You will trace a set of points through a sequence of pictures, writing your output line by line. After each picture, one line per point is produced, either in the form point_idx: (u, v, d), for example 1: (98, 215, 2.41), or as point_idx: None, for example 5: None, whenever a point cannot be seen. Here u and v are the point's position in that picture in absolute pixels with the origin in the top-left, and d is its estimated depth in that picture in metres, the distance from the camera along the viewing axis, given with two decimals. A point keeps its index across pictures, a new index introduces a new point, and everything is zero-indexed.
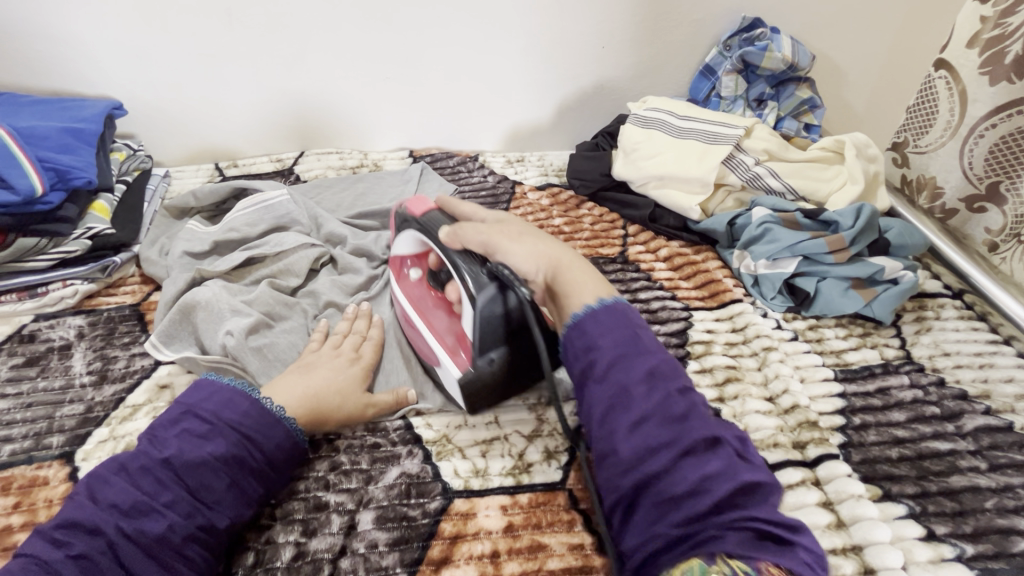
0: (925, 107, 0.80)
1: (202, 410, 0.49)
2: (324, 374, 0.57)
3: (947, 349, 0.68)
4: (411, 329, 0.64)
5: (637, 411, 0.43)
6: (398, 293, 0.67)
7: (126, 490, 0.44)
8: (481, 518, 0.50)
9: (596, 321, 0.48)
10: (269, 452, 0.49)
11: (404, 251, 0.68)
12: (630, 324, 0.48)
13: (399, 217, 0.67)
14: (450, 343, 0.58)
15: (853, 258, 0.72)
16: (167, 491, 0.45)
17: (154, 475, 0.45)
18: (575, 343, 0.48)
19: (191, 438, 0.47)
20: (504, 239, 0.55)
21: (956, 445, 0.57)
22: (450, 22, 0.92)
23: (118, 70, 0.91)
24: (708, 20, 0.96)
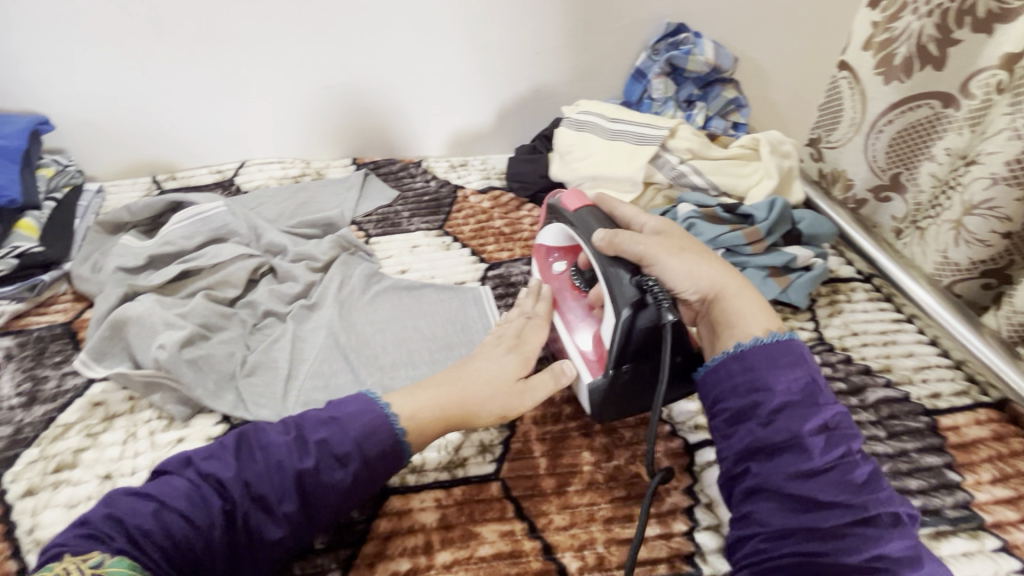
0: (833, 105, 0.85)
1: (308, 431, 0.47)
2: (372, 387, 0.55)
3: (856, 329, 0.73)
4: (551, 325, 0.65)
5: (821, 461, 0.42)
6: (536, 281, 0.69)
7: (260, 477, 0.45)
8: (416, 512, 0.52)
9: (771, 353, 0.47)
10: (376, 471, 0.48)
11: (551, 242, 0.69)
12: (789, 359, 0.47)
13: (549, 208, 0.66)
14: (591, 351, 0.58)
15: (769, 248, 0.77)
16: (283, 498, 0.44)
17: (285, 478, 0.45)
18: (734, 373, 0.48)
19: (330, 456, 0.46)
20: (667, 251, 0.53)
21: (859, 417, 0.62)
22: (386, 31, 0.94)
23: (45, 85, 0.89)
24: (636, 25, 1.01)
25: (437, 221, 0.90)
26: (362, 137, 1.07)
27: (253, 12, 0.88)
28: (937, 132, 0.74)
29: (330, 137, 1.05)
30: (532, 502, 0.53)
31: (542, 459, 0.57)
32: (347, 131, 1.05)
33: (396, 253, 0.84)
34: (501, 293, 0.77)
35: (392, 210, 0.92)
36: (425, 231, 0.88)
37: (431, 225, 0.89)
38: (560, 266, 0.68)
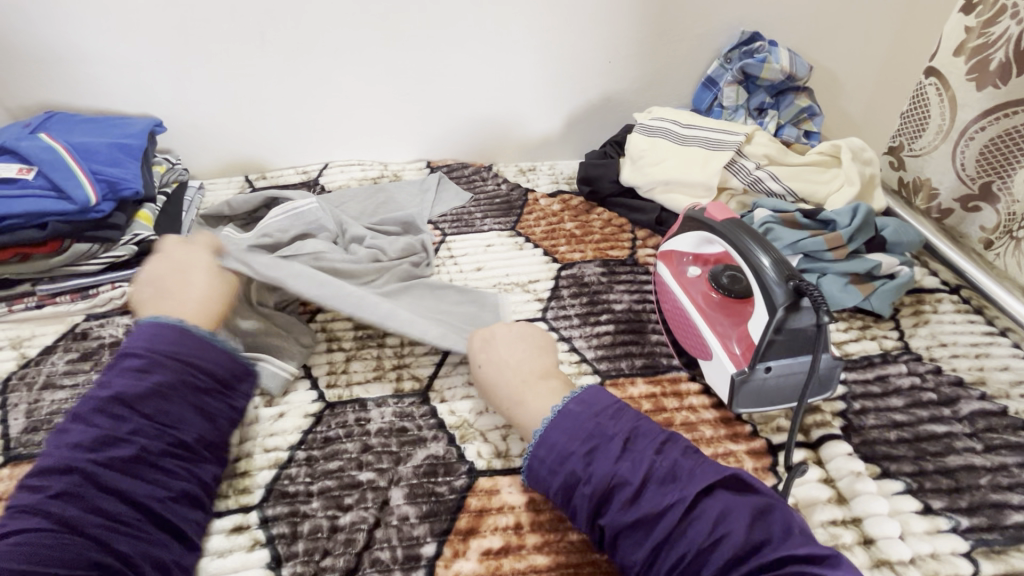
0: (918, 112, 0.84)
1: (151, 349, 0.52)
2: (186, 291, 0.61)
3: (945, 340, 0.71)
4: (683, 324, 0.67)
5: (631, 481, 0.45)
6: (666, 280, 0.71)
7: (87, 433, 0.47)
8: (505, 494, 0.54)
9: (560, 421, 0.50)
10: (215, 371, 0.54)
11: (683, 247, 0.72)
12: (594, 403, 0.51)
13: (687, 216, 0.70)
14: (735, 348, 0.60)
15: (851, 255, 0.75)
16: (125, 422, 0.48)
17: (108, 412, 0.48)
18: (545, 457, 0.49)
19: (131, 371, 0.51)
20: (522, 376, 0.58)
21: (952, 428, 0.60)
22: (465, 41, 0.99)
23: (159, 91, 0.98)
24: (710, 34, 1.02)
25: (509, 222, 0.94)
26: (462, 142, 1.12)
27: (346, 25, 0.95)
28: None
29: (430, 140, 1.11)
30: None
31: None
32: (442, 137, 1.11)
33: (471, 251, 0.87)
34: (576, 292, 0.79)
35: (466, 210, 0.96)
36: (498, 231, 0.91)
37: (504, 226, 0.93)
38: (693, 270, 0.70)
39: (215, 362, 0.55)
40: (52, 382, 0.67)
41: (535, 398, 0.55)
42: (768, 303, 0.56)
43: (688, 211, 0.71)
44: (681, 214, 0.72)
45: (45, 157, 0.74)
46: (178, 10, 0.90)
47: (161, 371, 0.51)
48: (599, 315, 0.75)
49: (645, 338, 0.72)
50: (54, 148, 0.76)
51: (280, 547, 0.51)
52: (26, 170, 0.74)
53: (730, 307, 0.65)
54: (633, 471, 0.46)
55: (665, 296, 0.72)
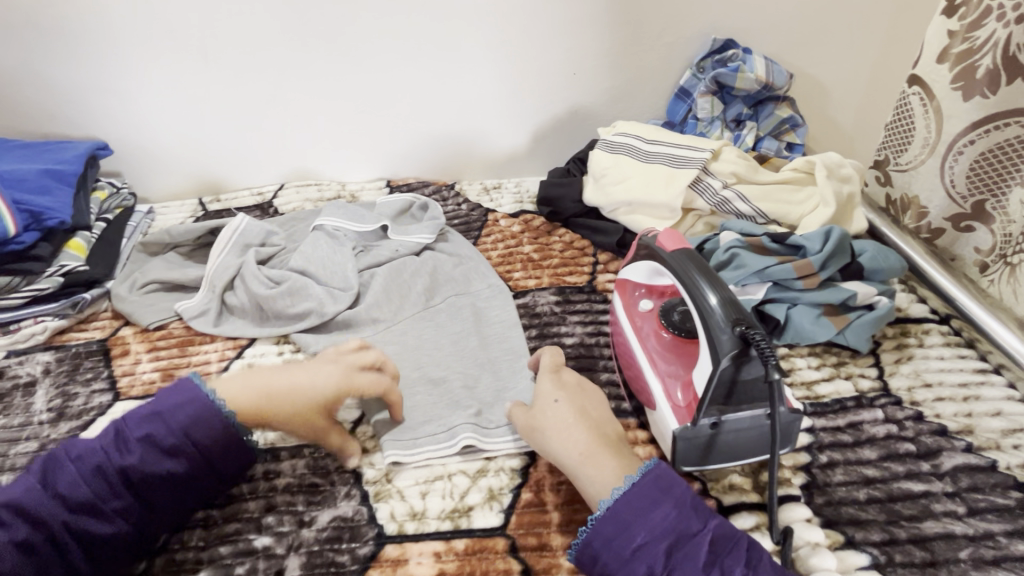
0: (902, 124, 0.77)
1: (172, 419, 0.49)
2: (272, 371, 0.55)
3: (929, 380, 0.63)
4: (631, 365, 0.61)
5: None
6: (619, 314, 0.65)
7: (75, 484, 0.46)
8: (412, 565, 0.48)
9: (632, 498, 0.46)
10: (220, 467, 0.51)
11: (637, 278, 0.66)
12: (670, 487, 0.47)
13: (640, 245, 0.64)
14: (680, 397, 0.54)
15: (824, 283, 0.69)
16: (114, 497, 0.47)
17: (107, 478, 0.47)
18: (610, 538, 0.45)
19: (156, 450, 0.48)
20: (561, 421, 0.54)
21: (931, 487, 0.53)
22: (420, 56, 0.94)
23: (106, 113, 0.95)
24: (681, 42, 0.96)
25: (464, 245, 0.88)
26: (423, 159, 1.07)
27: (295, 41, 0.91)
28: None
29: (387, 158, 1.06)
30: (542, 563, 0.49)
31: (555, 513, 0.52)
32: (401, 156, 1.06)
33: None
34: (525, 324, 0.73)
35: None
36: None
37: None
38: (646, 304, 0.64)
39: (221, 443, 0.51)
40: None
41: (599, 461, 0.50)
42: (713, 350, 0.49)
43: (642, 238, 0.64)
44: (635, 241, 0.66)
45: None
46: (118, 30, 0.87)
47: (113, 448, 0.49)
48: None
49: (595, 376, 0.66)
50: None
51: None
52: None
53: (682, 349, 0.59)
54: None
55: (618, 331, 0.65)
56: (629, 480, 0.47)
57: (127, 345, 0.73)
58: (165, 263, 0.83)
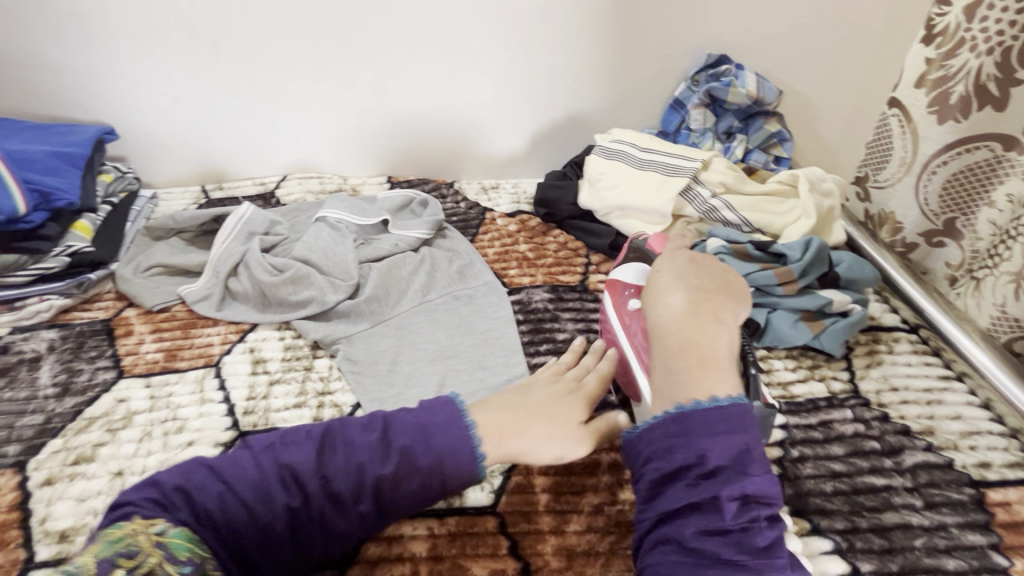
0: (881, 143, 0.81)
1: (344, 451, 0.47)
2: (540, 397, 0.55)
3: (896, 384, 0.68)
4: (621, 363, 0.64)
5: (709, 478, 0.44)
6: (610, 315, 0.68)
7: (249, 493, 0.44)
8: (407, 540, 0.51)
9: (712, 414, 0.46)
10: (379, 506, 0.47)
11: (626, 279, 0.69)
12: (749, 426, 0.46)
13: (637, 249, 0.71)
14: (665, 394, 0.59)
15: (803, 290, 0.72)
16: (275, 516, 0.44)
17: (272, 494, 0.45)
18: (668, 436, 0.47)
19: (322, 482, 0.46)
20: (696, 309, 0.54)
21: (892, 481, 0.57)
22: (428, 56, 0.97)
23: (114, 98, 0.97)
24: (677, 55, 1.00)
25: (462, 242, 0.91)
26: (424, 157, 1.10)
27: (305, 35, 0.93)
28: (998, 177, 0.69)
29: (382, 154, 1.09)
30: (530, 541, 0.52)
31: (543, 495, 0.55)
32: (388, 151, 1.09)
33: None
34: (520, 319, 0.76)
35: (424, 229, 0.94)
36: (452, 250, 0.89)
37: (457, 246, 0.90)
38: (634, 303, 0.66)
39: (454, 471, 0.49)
40: None
41: (705, 375, 0.49)
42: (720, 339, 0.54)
43: (636, 241, 0.72)
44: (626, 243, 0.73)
45: None
46: (131, 18, 0.89)
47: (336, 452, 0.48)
48: (539, 345, 0.72)
49: None
50: None
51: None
52: None
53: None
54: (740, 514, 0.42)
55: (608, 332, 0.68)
56: (715, 401, 0.47)
57: (131, 326, 0.75)
58: (169, 247, 0.85)
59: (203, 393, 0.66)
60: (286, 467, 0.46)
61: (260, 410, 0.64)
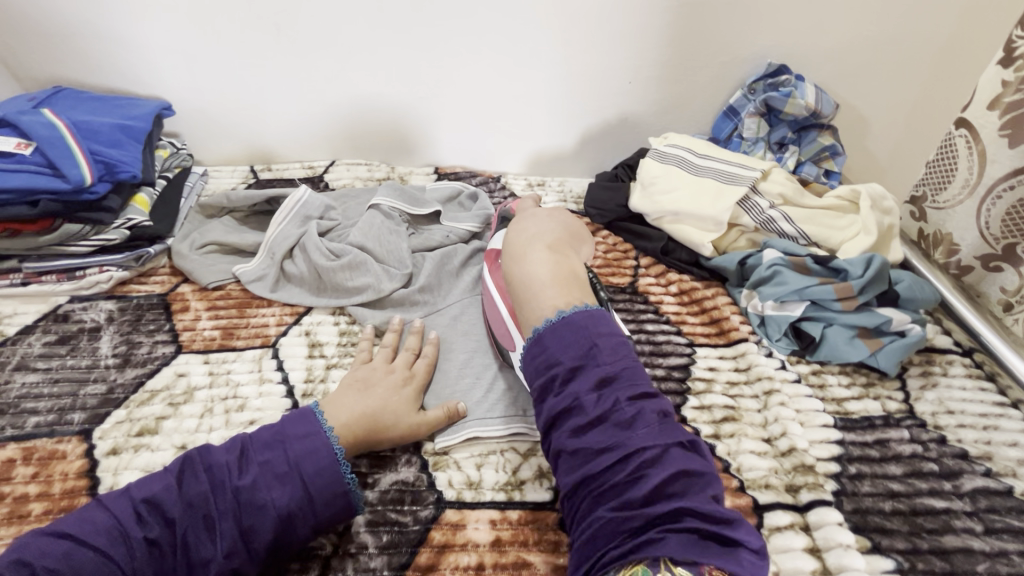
0: (944, 163, 0.81)
1: (291, 450, 0.50)
2: (381, 394, 0.59)
3: (952, 407, 0.67)
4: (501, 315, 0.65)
5: (594, 414, 0.48)
6: (489, 284, 0.70)
7: (200, 497, 0.47)
8: (470, 530, 0.52)
9: (558, 329, 0.54)
10: (321, 511, 0.49)
11: (503, 254, 0.71)
12: (591, 328, 0.54)
13: (501, 221, 0.80)
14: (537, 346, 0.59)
15: (860, 307, 0.72)
16: (224, 517, 0.46)
17: (225, 497, 0.47)
18: (535, 351, 0.55)
19: (271, 477, 0.49)
20: (530, 241, 0.66)
21: (951, 504, 0.57)
22: (485, 50, 0.96)
23: (170, 74, 0.97)
24: (735, 62, 0.99)
25: None
26: (470, 149, 1.10)
27: (364, 21, 0.92)
28: None
29: (398, 142, 1.09)
30: None
31: None
32: (365, 135, 1.07)
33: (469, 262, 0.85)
34: None
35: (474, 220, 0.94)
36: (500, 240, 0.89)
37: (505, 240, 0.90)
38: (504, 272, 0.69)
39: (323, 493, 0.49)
40: (26, 364, 0.66)
41: (556, 295, 0.59)
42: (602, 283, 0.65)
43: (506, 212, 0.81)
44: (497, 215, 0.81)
45: (42, 132, 0.73)
46: None
47: (276, 461, 0.50)
48: None
49: None
50: (53, 125, 0.74)
51: None
52: (24, 145, 0.73)
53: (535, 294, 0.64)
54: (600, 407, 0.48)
55: (490, 303, 0.68)
56: (559, 316, 0.55)
57: (187, 302, 0.75)
58: (224, 226, 0.85)
59: (262, 373, 0.66)
60: (144, 500, 0.46)
61: (319, 393, 0.64)
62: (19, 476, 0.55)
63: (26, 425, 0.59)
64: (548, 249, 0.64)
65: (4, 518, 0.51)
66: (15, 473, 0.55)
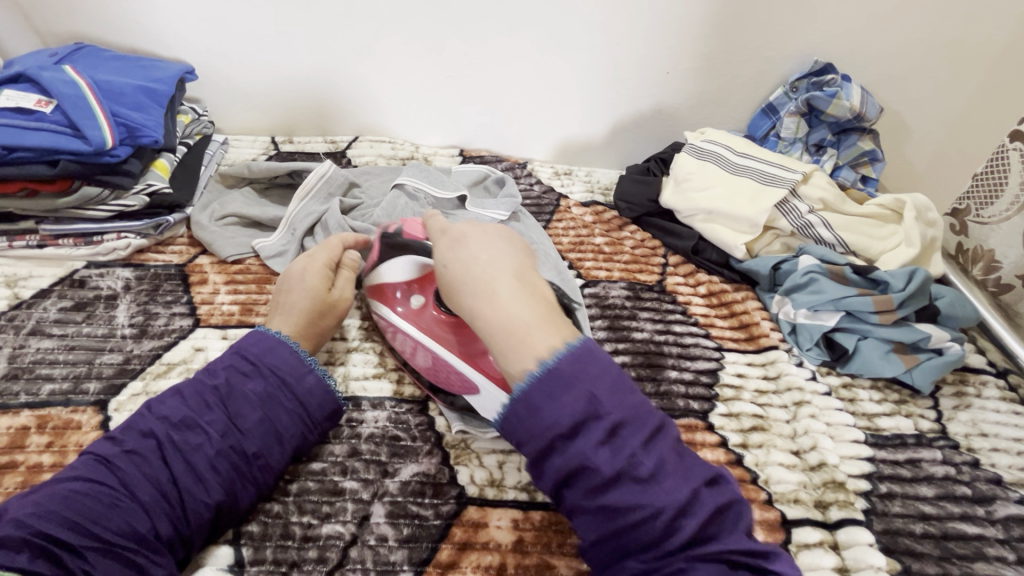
0: (994, 176, 0.77)
1: (248, 352, 0.54)
2: (311, 302, 0.62)
3: (986, 430, 0.65)
4: (427, 347, 0.59)
5: (611, 472, 0.40)
6: (396, 323, 0.62)
7: (175, 407, 0.50)
8: (492, 529, 0.51)
9: (542, 383, 0.43)
10: (298, 389, 0.53)
11: (395, 279, 0.63)
12: (592, 361, 0.43)
13: (384, 241, 0.65)
14: (495, 372, 0.56)
15: (898, 321, 0.70)
16: (206, 412, 0.49)
17: (202, 396, 0.50)
18: (523, 417, 0.43)
19: (238, 372, 0.53)
20: (493, 273, 0.50)
21: (984, 530, 0.55)
22: (520, 30, 0.93)
23: (194, 37, 0.94)
24: (779, 58, 0.95)
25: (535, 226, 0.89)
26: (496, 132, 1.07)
27: None
28: None
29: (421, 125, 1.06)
30: None
31: None
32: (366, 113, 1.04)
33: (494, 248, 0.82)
34: (596, 313, 0.75)
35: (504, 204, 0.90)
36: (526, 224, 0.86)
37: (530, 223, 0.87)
38: (416, 300, 0.62)
39: (301, 374, 0.54)
40: (41, 329, 0.64)
41: (522, 320, 0.46)
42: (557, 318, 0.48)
43: (382, 235, 0.66)
44: (377, 237, 0.67)
45: (65, 91, 0.71)
46: None
47: (240, 357, 0.54)
48: (617, 343, 0.71)
49: (663, 373, 0.68)
50: (76, 84, 0.72)
51: (245, 550, 0.48)
52: (44, 103, 0.70)
53: (455, 320, 0.59)
54: (611, 460, 0.40)
55: (395, 330, 0.62)
56: (567, 349, 0.44)
57: (205, 274, 0.73)
58: (244, 198, 0.83)
59: None
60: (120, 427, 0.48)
61: (338, 376, 0.62)
62: (33, 444, 0.53)
63: (41, 392, 0.58)
64: (517, 280, 0.49)
65: (17, 486, 0.50)
66: (29, 441, 0.54)
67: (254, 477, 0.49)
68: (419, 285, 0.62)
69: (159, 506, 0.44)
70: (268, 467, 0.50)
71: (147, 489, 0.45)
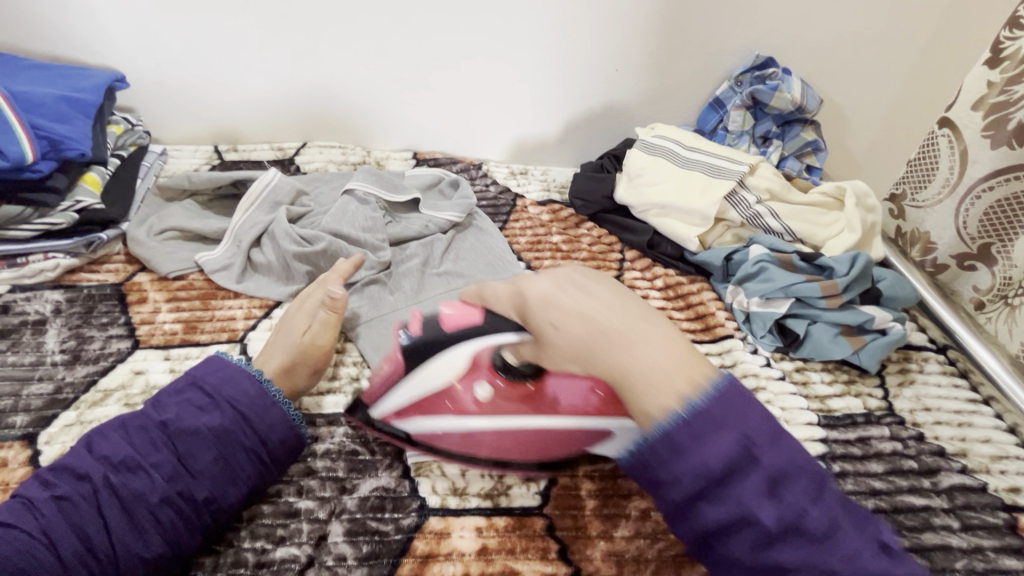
0: (925, 162, 0.81)
1: (207, 384, 0.51)
2: (284, 332, 0.60)
3: (929, 404, 0.68)
4: (510, 453, 0.53)
5: (722, 468, 0.36)
6: (452, 425, 0.52)
7: (119, 447, 0.47)
8: (455, 539, 0.49)
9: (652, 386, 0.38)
10: (256, 424, 0.50)
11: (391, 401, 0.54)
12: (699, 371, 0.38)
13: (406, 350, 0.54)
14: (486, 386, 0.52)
15: (844, 304, 0.73)
16: (153, 452, 0.47)
17: (149, 435, 0.47)
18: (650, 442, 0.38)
19: (191, 406, 0.49)
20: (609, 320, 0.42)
21: (930, 502, 0.58)
22: (469, 31, 0.92)
23: (126, 43, 0.89)
24: (723, 54, 0.97)
25: None
26: (449, 134, 1.05)
27: None
28: None
29: (370, 129, 1.04)
30: (577, 545, 0.50)
31: (589, 499, 0.53)
32: (314, 120, 1.02)
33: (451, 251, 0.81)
34: None
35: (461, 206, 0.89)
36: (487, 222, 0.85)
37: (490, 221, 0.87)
38: (477, 393, 0.52)
39: (265, 412, 0.51)
40: None
41: (652, 326, 0.42)
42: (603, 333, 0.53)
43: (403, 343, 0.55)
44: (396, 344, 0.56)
45: None
46: None
47: (199, 391, 0.51)
48: None
49: None
50: None
51: None
52: None
53: (518, 390, 0.51)
54: (720, 456, 0.36)
55: (447, 434, 0.53)
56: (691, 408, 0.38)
57: (144, 292, 0.70)
58: (184, 211, 0.79)
59: None
60: (52, 469, 0.45)
61: None
62: None
63: None
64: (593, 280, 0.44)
65: None
66: None
67: (203, 524, 0.46)
68: (482, 371, 0.52)
69: (82, 560, 0.42)
70: (220, 511, 0.47)
71: (71, 543, 0.42)
